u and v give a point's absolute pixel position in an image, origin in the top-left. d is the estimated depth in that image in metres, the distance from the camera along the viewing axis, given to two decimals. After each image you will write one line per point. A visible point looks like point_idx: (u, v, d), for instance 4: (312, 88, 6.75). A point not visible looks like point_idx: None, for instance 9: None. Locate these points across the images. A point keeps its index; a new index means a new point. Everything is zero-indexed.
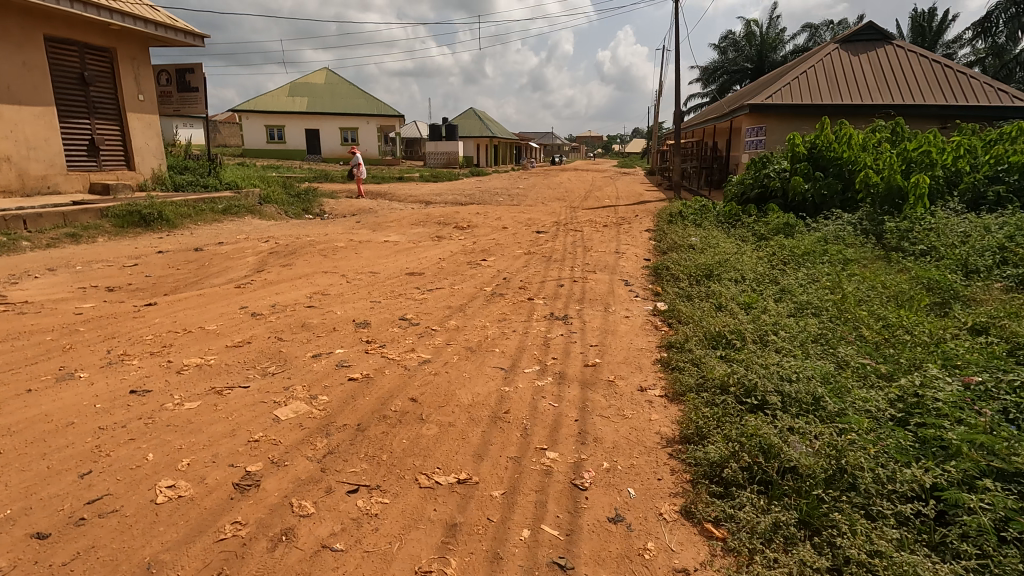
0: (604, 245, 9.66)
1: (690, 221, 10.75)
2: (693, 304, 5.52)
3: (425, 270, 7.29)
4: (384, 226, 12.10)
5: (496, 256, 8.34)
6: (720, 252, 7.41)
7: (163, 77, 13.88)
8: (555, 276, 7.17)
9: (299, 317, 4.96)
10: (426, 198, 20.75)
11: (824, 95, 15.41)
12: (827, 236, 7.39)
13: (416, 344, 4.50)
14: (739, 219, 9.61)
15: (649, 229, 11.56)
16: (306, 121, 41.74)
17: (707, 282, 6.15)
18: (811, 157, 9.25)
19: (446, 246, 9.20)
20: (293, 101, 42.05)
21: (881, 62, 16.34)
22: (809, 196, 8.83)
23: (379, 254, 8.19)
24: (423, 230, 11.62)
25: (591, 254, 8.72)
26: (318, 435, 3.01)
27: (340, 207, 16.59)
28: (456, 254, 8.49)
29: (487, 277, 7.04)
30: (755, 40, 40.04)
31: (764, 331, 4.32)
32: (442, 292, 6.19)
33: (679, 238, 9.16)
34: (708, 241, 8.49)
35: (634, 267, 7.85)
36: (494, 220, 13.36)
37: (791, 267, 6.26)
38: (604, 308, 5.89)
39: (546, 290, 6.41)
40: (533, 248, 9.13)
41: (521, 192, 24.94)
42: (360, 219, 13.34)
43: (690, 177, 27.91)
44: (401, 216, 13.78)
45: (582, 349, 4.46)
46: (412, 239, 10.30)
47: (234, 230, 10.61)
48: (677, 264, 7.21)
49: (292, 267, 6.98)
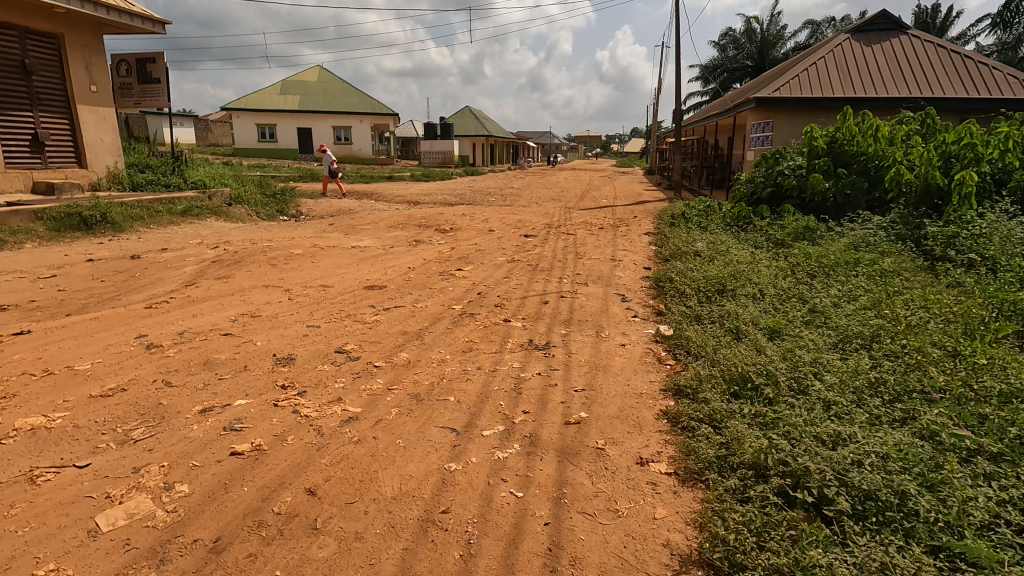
0: (598, 251, 8.64)
1: (694, 224, 9.72)
2: (703, 330, 4.50)
3: (388, 283, 6.25)
4: (359, 229, 11.06)
5: (474, 265, 7.30)
6: (732, 261, 6.38)
7: (123, 67, 12.85)
8: (539, 290, 6.11)
9: (205, 350, 3.91)
10: (414, 199, 19.75)
11: (835, 89, 14.45)
12: (856, 242, 6.38)
13: (346, 390, 3.44)
14: (750, 223, 8.57)
15: (649, 232, 10.52)
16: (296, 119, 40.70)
17: (719, 299, 5.13)
18: (832, 153, 8.24)
19: (421, 253, 8.17)
20: (283, 99, 40.99)
21: (896, 53, 15.34)
22: (830, 196, 7.81)
23: (340, 262, 7.15)
24: (401, 234, 10.58)
25: (583, 262, 7.69)
26: (144, 565, 1.96)
27: (320, 208, 15.55)
28: (429, 262, 7.47)
29: (460, 291, 6.00)
30: (755, 37, 39.01)
31: (802, 376, 3.31)
32: (401, 312, 5.15)
33: (682, 243, 8.13)
34: (717, 247, 7.47)
35: (631, 278, 6.81)
36: (480, 222, 12.34)
37: (820, 282, 5.25)
38: (595, 333, 4.83)
39: (527, 309, 5.36)
40: (518, 254, 8.10)
41: (515, 191, 23.89)
42: (337, 222, 12.32)
43: (691, 176, 26.87)
44: (381, 218, 12.75)
45: (563, 397, 3.40)
46: (386, 244, 9.27)
47: (189, 235, 9.58)
48: (681, 276, 6.19)
49: (229, 280, 5.94)
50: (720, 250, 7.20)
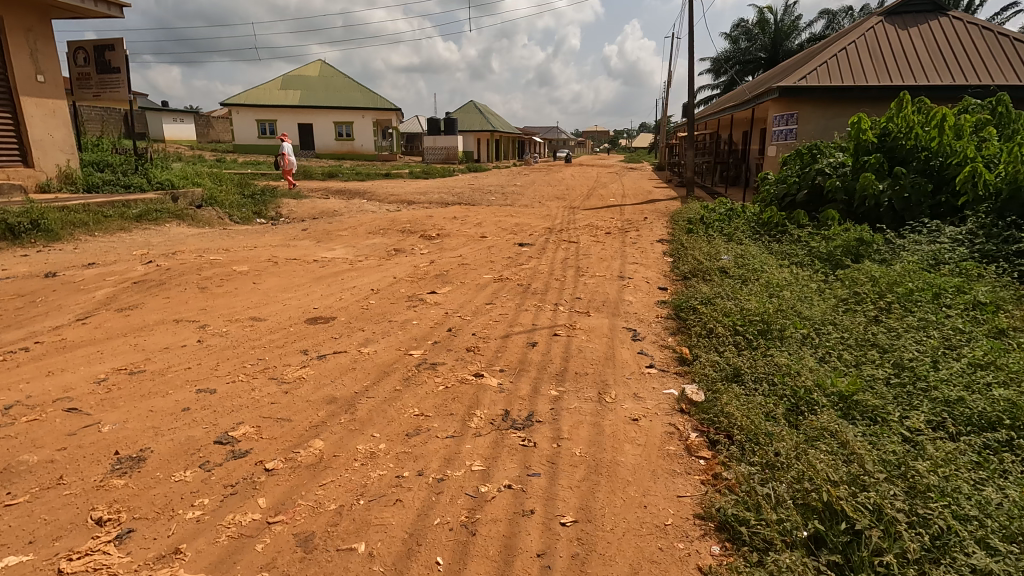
0: (603, 264, 7.37)
1: (716, 231, 8.42)
2: (749, 400, 3.23)
3: (338, 314, 4.99)
4: (333, 236, 9.81)
5: (451, 287, 6.01)
6: (771, 285, 5.11)
7: (81, 56, 11.69)
8: (528, 323, 4.81)
9: (20, 442, 2.66)
10: (408, 198, 18.57)
11: (866, 77, 13.13)
12: (928, 262, 5.09)
13: (198, 527, 2.18)
14: (786, 231, 7.26)
15: (663, 240, 9.20)
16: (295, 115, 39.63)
17: (763, 346, 3.85)
18: (884, 149, 6.90)
19: (393, 269, 6.91)
20: (281, 94, 39.89)
21: (935, 37, 13.89)
22: (885, 201, 6.48)
23: (288, 284, 5.89)
24: (380, 244, 9.33)
25: (584, 280, 6.42)
26: None
27: (301, 209, 14.35)
28: (400, 282, 6.19)
29: (426, 325, 4.72)
30: (769, 28, 37.37)
31: (931, 516, 2.05)
32: (339, 362, 3.89)
33: (705, 257, 6.84)
34: (746, 263, 6.20)
35: (643, 304, 5.52)
36: (472, 226, 11.10)
37: (895, 319, 3.97)
38: (596, 397, 3.53)
39: (509, 356, 4.08)
40: (508, 271, 6.82)
41: (517, 189, 22.58)
42: (314, 226, 11.10)
43: (703, 173, 25.47)
44: (363, 221, 11.50)
45: (541, 544, 2.15)
46: (358, 257, 8.02)
47: (136, 244, 8.41)
48: (708, 307, 4.89)
49: (133, 312, 4.70)
50: (752, 269, 5.92)
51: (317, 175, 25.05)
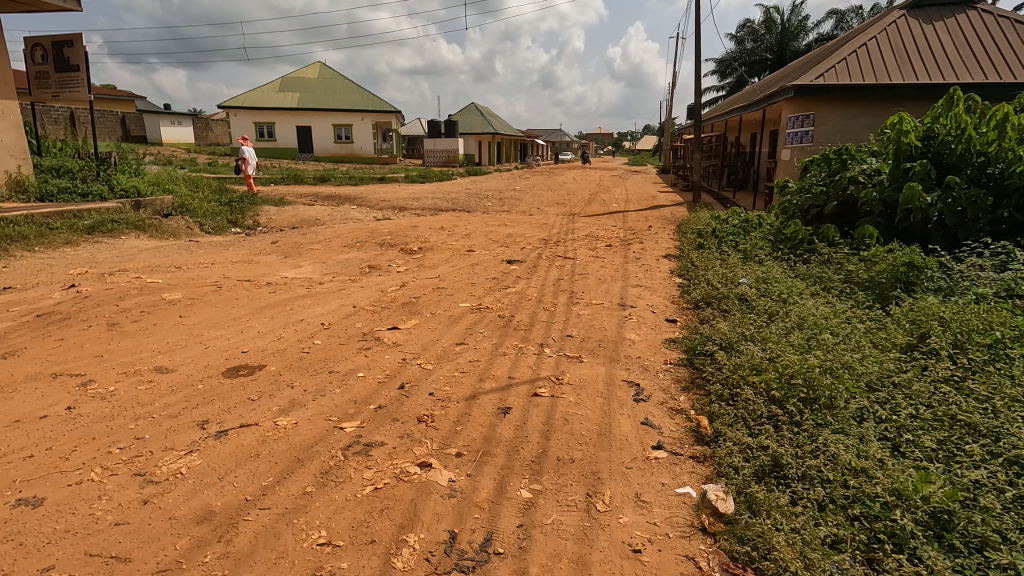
0: (601, 286, 6.39)
1: (731, 246, 7.44)
2: (803, 525, 2.25)
3: (269, 362, 4.01)
4: (304, 249, 8.87)
5: (419, 320, 5.03)
6: (807, 326, 4.13)
7: (38, 53, 10.81)
8: (504, 374, 3.83)
9: None
10: (400, 204, 17.65)
11: (890, 75, 12.12)
12: (1003, 296, 4.12)
13: None
14: (813, 249, 6.27)
15: (669, 255, 8.21)
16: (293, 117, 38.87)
17: (810, 426, 2.88)
18: (930, 154, 5.92)
19: (357, 293, 5.95)
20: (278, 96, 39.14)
21: (963, 31, 12.87)
22: (934, 216, 5.50)
23: (222, 316, 4.92)
24: (353, 260, 8.35)
25: (578, 309, 5.45)
26: None
27: (282, 217, 13.43)
28: (359, 313, 5.22)
29: (375, 378, 3.74)
30: (775, 28, 36.40)
31: None
32: (240, 442, 2.91)
33: (721, 282, 5.87)
34: (771, 291, 5.23)
35: (647, 345, 4.53)
36: (460, 237, 10.15)
37: (984, 385, 3.01)
38: (584, 502, 2.55)
39: (471, 430, 3.09)
40: (490, 297, 5.84)
41: (515, 194, 21.66)
42: (288, 237, 10.17)
43: (710, 177, 24.48)
44: (342, 231, 10.55)
45: None
46: (323, 276, 7.06)
47: (78, 261, 7.50)
48: (730, 354, 3.92)
49: (8, 361, 3.75)
50: (779, 301, 4.94)
51: (309, 178, 24.16)
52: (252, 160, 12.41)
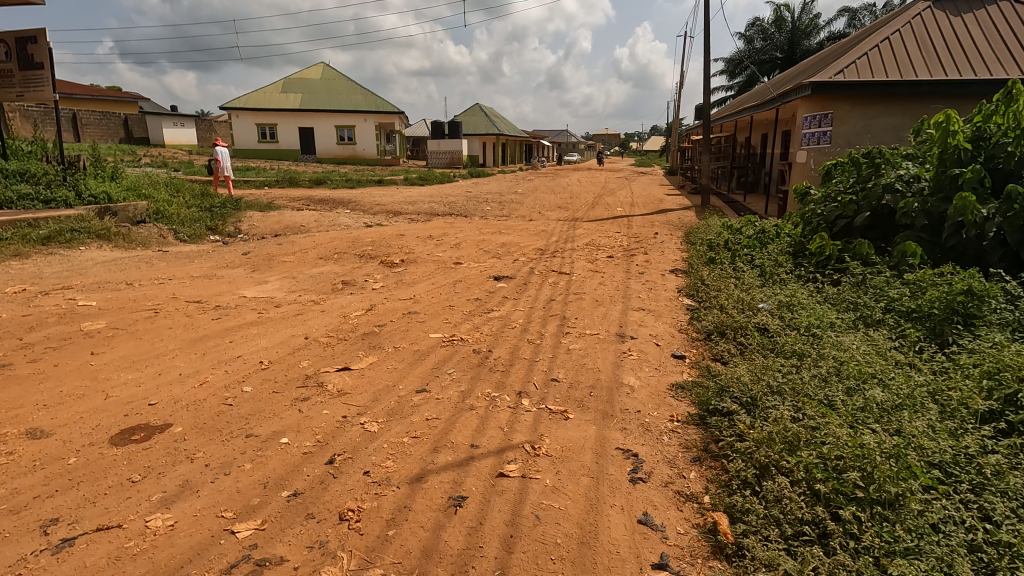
0: (598, 309, 5.59)
1: (747, 262, 6.60)
2: None
3: (177, 420, 3.22)
4: (275, 262, 8.11)
5: (378, 358, 4.22)
6: (850, 379, 3.33)
7: (1, 50, 10.13)
8: (466, 441, 3.02)
9: None
10: (394, 209, 16.91)
11: (915, 71, 11.23)
12: None
13: None
14: (844, 268, 5.43)
15: (677, 270, 7.37)
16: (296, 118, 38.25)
17: (875, 543, 2.07)
18: (982, 159, 5.11)
19: (314, 319, 5.16)
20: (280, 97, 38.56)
21: (995, 23, 11.97)
22: (992, 231, 4.67)
23: (143, 353, 4.14)
24: (326, 275, 7.56)
25: (568, 339, 4.64)
26: None
27: (265, 223, 12.70)
28: (310, 347, 4.42)
29: (300, 447, 2.94)
30: (785, 27, 35.48)
31: None
32: (83, 561, 2.12)
33: (737, 308, 5.05)
34: (798, 324, 4.42)
35: (649, 394, 3.71)
36: (449, 246, 9.37)
37: None
38: None
39: (406, 537, 2.29)
40: (468, 325, 5.03)
41: (516, 197, 20.88)
42: (263, 246, 9.43)
43: (719, 179, 23.60)
44: (322, 240, 9.78)
45: None
46: (286, 296, 6.29)
47: (20, 277, 6.79)
48: (754, 415, 3.11)
49: None
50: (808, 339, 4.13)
51: (304, 181, 23.47)
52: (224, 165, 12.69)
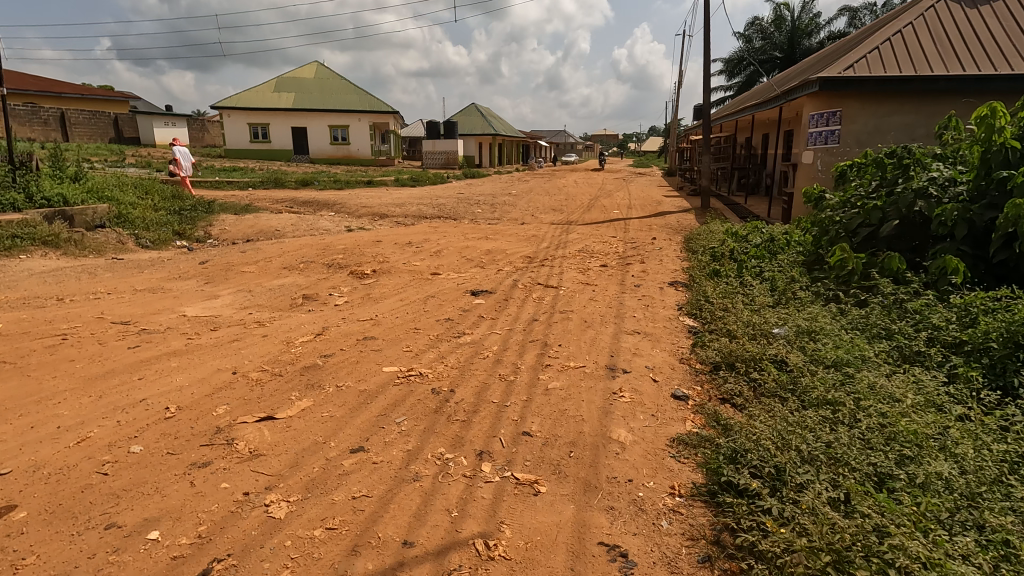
0: (586, 332, 4.86)
1: (756, 276, 5.87)
2: None
3: (24, 501, 2.47)
4: (233, 272, 7.37)
5: (313, 401, 3.45)
6: (902, 445, 2.61)
7: None
8: (397, 536, 2.27)
9: None
10: (380, 211, 16.19)
11: (930, 66, 10.51)
12: None
13: None
14: (870, 286, 4.70)
15: (677, 283, 6.62)
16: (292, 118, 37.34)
17: None
18: None
19: (252, 346, 4.40)
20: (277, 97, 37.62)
21: (1013, 15, 11.25)
22: None
23: (23, 397, 3.39)
24: (285, 288, 6.80)
25: (546, 374, 3.87)
26: None
27: (239, 227, 11.97)
28: (235, 386, 3.65)
29: (171, 548, 2.18)
30: (784, 26, 34.84)
31: None
32: None
33: (749, 335, 4.32)
34: (824, 360, 3.69)
35: (645, 454, 2.96)
36: (429, 254, 8.64)
37: None
38: None
39: None
40: (432, 354, 4.27)
41: (509, 199, 20.16)
42: (226, 254, 8.69)
43: (719, 180, 22.90)
44: (292, 246, 9.02)
45: None
46: (232, 315, 5.55)
47: None
48: (783, 497, 2.37)
49: None
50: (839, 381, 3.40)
51: (290, 183, 22.68)
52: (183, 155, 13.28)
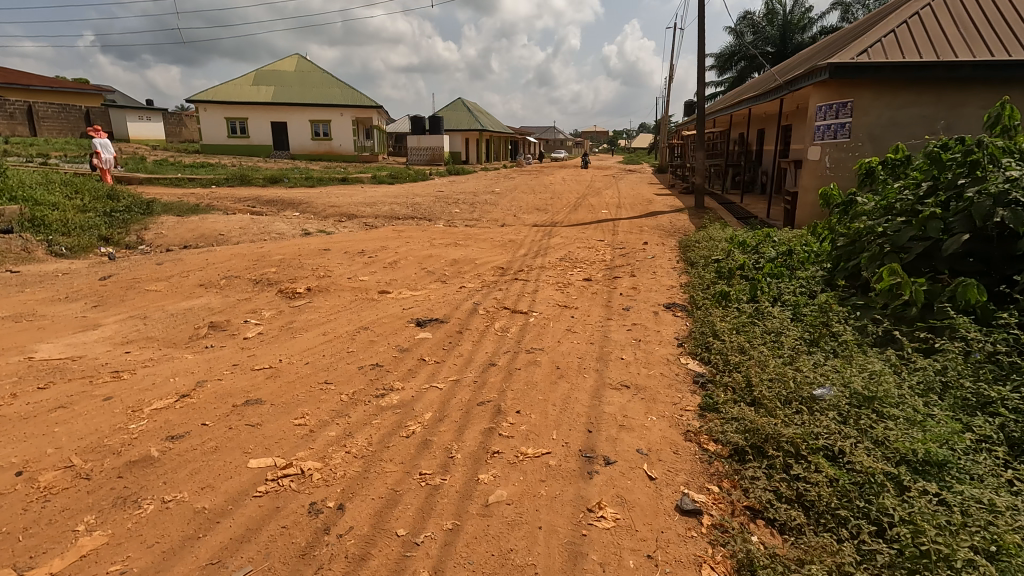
0: (556, 387, 3.59)
1: (777, 304, 4.65)
2: None
3: None
4: (134, 292, 6.04)
5: (107, 536, 2.17)
6: None
7: None
8: None
9: None
10: (348, 211, 14.85)
11: (954, 51, 9.30)
12: None
13: None
14: (937, 323, 3.52)
15: (675, 306, 5.38)
16: (273, 112, 35.54)
17: None
18: None
19: (79, 418, 3.07)
20: (255, 90, 35.93)
21: None
22: None
23: None
24: (190, 314, 5.47)
25: (487, 474, 2.60)
26: None
27: (179, 229, 10.59)
28: (0, 505, 2.36)
29: None
30: (776, 20, 33.78)
31: None
32: None
33: (784, 403, 3.09)
34: (907, 459, 2.48)
35: None
36: (382, 266, 7.34)
37: None
38: None
39: None
40: (331, 433, 2.98)
41: (491, 198, 18.86)
42: (142, 265, 7.35)
43: (713, 178, 21.75)
44: (221, 256, 7.67)
45: None
46: (97, 358, 4.24)
47: None
48: None
49: None
50: (942, 507, 2.19)
51: (258, 180, 21.22)
52: (106, 141, 12.32)
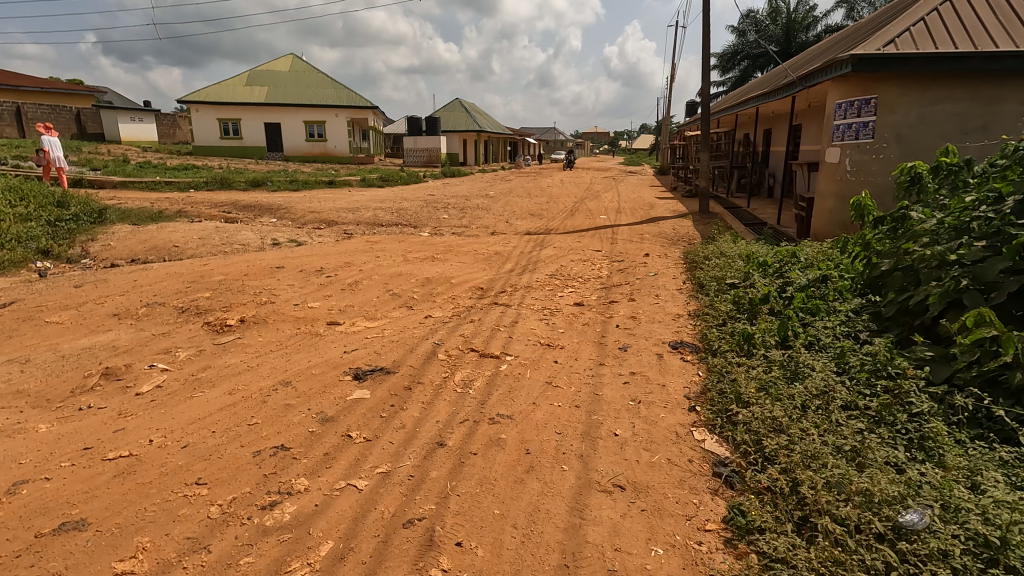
0: (521, 491, 2.54)
1: (818, 352, 3.59)
2: None
3: None
4: (27, 325, 5.00)
5: None
6: None
7: None
8: None
9: None
10: (327, 218, 13.80)
11: (994, 40, 8.22)
12: None
13: None
14: None
15: (684, 347, 4.34)
16: (265, 113, 34.55)
17: None
18: None
19: None
20: (247, 91, 34.89)
21: None
22: None
23: None
24: (85, 356, 4.43)
25: None
26: None
27: (130, 240, 9.56)
28: None
29: None
30: (780, 18, 32.63)
31: None
32: None
33: (857, 541, 2.04)
34: None
35: None
36: (338, 288, 6.28)
37: None
38: None
39: None
40: None
41: (484, 201, 17.84)
42: (60, 287, 6.32)
43: (718, 181, 20.66)
44: (155, 276, 6.61)
45: None
46: None
47: None
48: None
49: None
50: None
51: (240, 183, 20.20)
52: (55, 139, 11.29)
